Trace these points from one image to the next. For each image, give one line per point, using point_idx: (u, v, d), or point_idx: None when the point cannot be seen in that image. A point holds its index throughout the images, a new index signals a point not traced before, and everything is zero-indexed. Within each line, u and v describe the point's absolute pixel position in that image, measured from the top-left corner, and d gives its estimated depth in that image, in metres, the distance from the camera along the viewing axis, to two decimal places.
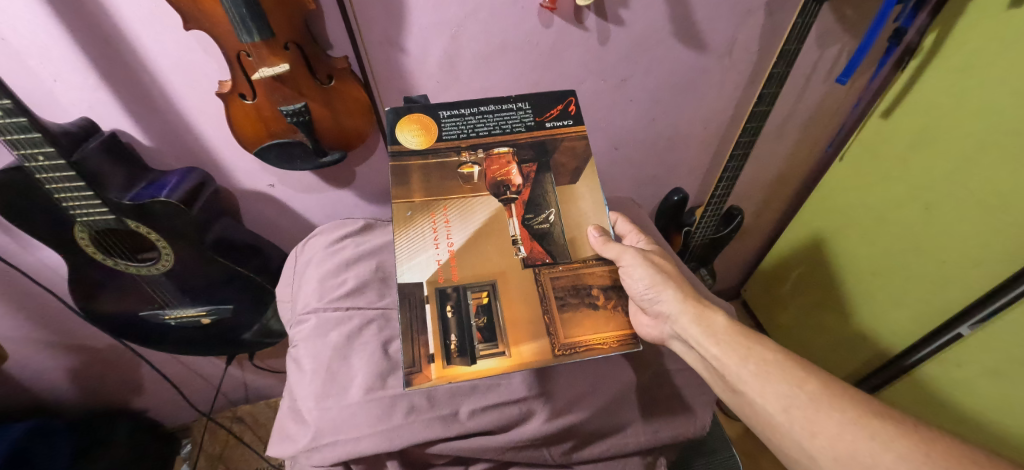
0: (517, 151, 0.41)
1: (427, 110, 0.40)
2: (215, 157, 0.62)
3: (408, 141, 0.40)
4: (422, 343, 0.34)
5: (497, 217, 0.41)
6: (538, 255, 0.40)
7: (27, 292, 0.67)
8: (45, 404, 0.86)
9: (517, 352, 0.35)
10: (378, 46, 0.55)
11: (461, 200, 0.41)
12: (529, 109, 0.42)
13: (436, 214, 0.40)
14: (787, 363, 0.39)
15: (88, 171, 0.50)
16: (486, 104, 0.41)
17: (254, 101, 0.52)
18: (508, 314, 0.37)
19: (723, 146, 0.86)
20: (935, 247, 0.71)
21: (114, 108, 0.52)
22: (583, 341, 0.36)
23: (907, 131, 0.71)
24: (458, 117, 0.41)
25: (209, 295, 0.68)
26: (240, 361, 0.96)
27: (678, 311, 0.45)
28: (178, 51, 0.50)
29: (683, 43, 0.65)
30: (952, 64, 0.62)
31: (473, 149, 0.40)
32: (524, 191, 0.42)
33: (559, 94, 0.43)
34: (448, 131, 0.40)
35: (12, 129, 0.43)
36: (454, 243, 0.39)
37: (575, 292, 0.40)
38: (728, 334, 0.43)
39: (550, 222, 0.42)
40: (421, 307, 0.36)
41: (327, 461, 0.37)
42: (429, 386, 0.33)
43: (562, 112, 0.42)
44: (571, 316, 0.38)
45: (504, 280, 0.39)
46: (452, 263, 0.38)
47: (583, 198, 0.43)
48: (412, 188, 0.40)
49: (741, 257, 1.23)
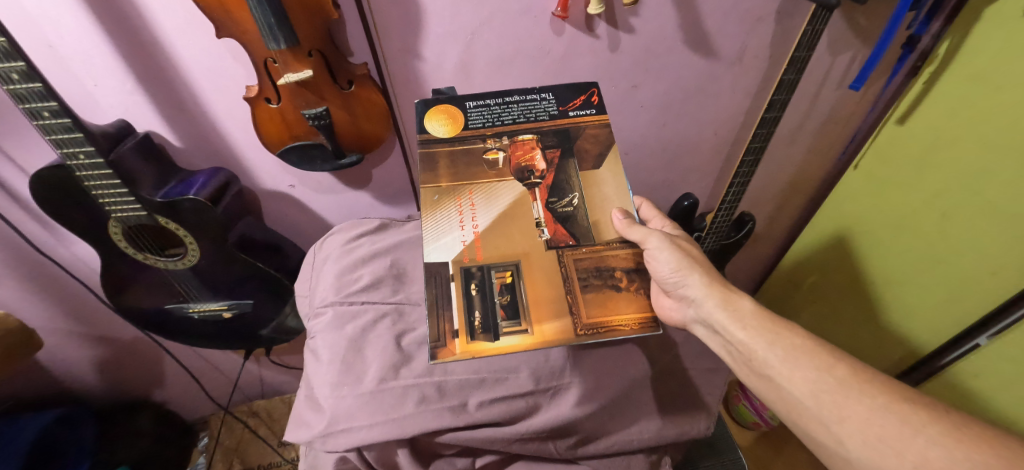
0: (542, 138, 0.44)
1: (454, 102, 0.45)
2: (239, 158, 0.65)
3: (437, 130, 0.44)
4: (446, 319, 0.36)
5: (520, 200, 0.42)
6: (561, 237, 0.42)
7: (62, 284, 0.71)
8: (71, 394, 0.90)
9: (540, 330, 0.37)
10: (397, 51, 0.57)
11: (486, 184, 0.43)
12: (552, 99, 0.45)
13: (462, 198, 0.42)
14: (816, 349, 0.40)
15: (123, 170, 0.53)
16: (511, 95, 0.45)
17: (278, 105, 0.54)
18: (532, 293, 0.39)
19: (734, 151, 0.86)
20: (953, 255, 0.71)
21: (148, 111, 0.56)
22: (613, 322, 0.37)
23: (922, 137, 0.71)
24: (483, 108, 0.45)
25: (230, 291, 0.70)
26: (257, 356, 0.99)
27: (703, 296, 0.46)
28: (209, 58, 0.53)
29: (693, 50, 0.66)
30: (968, 70, 0.62)
31: (498, 137, 0.43)
32: (546, 176, 0.43)
33: (582, 86, 0.46)
34: (475, 120, 0.44)
35: (58, 129, 0.47)
36: (479, 224, 0.41)
37: (597, 273, 0.41)
38: (752, 318, 0.43)
39: (573, 206, 0.43)
40: (447, 285, 0.38)
41: (340, 447, 0.38)
42: (453, 360, 0.34)
43: (585, 102, 0.45)
44: (594, 297, 0.39)
45: (528, 260, 0.40)
46: (477, 243, 0.40)
47: (605, 182, 0.44)
48: (440, 174, 0.43)
49: (753, 264, 1.22)
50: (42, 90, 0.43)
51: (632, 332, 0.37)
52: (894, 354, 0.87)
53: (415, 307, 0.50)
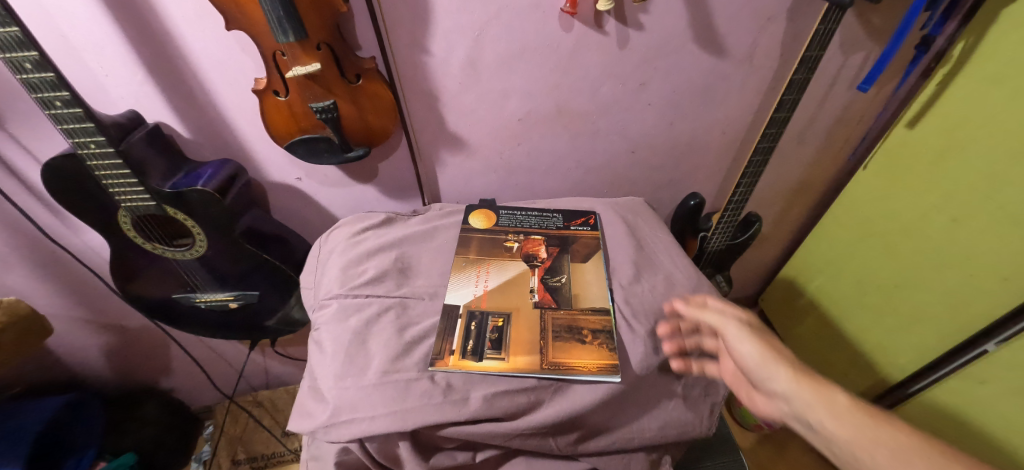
0: (547, 239, 0.59)
1: (489, 205, 0.65)
2: (248, 150, 0.66)
3: (474, 223, 0.62)
4: (447, 341, 0.46)
5: (523, 274, 0.54)
6: (546, 300, 0.51)
7: (72, 272, 0.72)
8: (80, 380, 0.91)
9: (514, 360, 0.44)
10: (406, 46, 0.57)
11: (500, 261, 0.56)
12: (561, 217, 0.64)
13: (481, 267, 0.55)
14: (925, 446, 0.32)
15: (132, 160, 0.53)
16: (533, 208, 0.66)
17: (287, 98, 0.55)
18: (514, 335, 0.47)
19: (742, 151, 0.85)
20: (965, 259, 0.70)
21: (158, 102, 0.56)
22: (570, 363, 0.44)
23: (937, 138, 0.70)
24: (512, 213, 0.65)
25: (237, 281, 0.71)
26: (262, 346, 1.00)
27: (792, 391, 0.39)
28: (219, 50, 0.53)
29: (702, 48, 0.65)
30: (982, 74, 0.61)
31: (517, 234, 0.60)
32: (547, 261, 0.56)
33: (584, 212, 0.64)
34: (504, 220, 0.63)
35: (69, 119, 0.47)
36: (489, 285, 0.53)
37: (569, 328, 0.48)
38: (854, 415, 0.36)
39: (562, 282, 0.53)
40: (454, 320, 0.48)
41: (343, 437, 0.39)
42: (447, 371, 0.43)
43: (584, 221, 0.63)
44: (562, 345, 0.46)
45: (517, 314, 0.49)
46: (484, 296, 0.51)
47: (587, 269, 0.55)
48: (470, 249, 0.58)
49: (758, 265, 1.22)
50: (54, 80, 0.44)
51: (585, 374, 0.43)
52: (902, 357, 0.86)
53: (419, 301, 0.51)
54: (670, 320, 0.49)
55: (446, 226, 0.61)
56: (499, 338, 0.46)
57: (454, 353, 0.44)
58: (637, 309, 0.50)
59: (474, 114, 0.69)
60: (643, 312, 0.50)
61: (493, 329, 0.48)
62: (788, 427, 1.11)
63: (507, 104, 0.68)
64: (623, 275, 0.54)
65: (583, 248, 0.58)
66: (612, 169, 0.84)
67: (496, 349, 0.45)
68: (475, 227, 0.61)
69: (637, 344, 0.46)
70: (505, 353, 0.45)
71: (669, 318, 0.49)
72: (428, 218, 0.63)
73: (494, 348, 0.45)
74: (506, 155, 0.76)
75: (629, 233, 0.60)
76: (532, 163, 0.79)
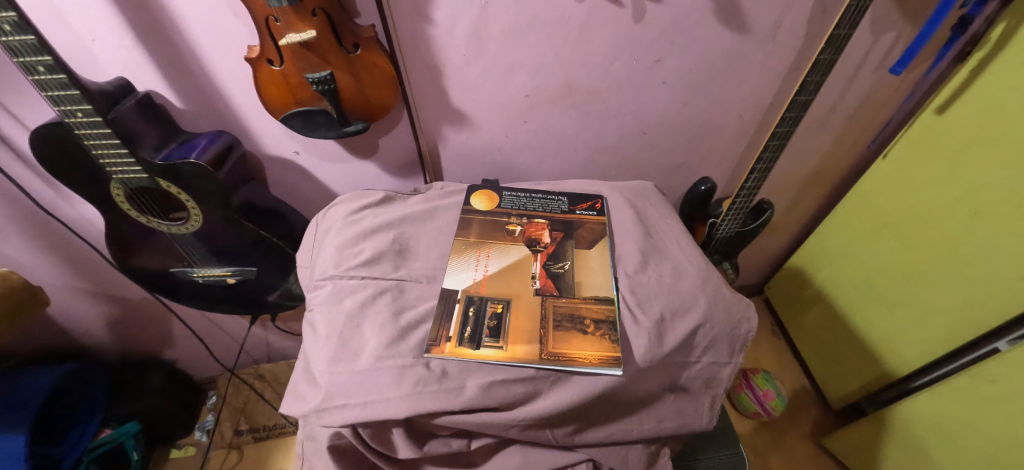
0: (551, 224, 0.57)
1: (491, 186, 0.63)
2: (242, 121, 0.63)
3: (476, 204, 0.60)
4: (445, 327, 0.44)
5: (525, 259, 0.53)
6: (549, 288, 0.49)
7: (68, 244, 0.72)
8: (85, 349, 0.93)
9: (512, 348, 0.43)
10: (406, 14, 0.54)
11: (502, 245, 0.54)
12: (566, 201, 0.61)
13: (481, 251, 0.53)
14: None
15: (122, 129, 0.51)
16: (537, 191, 0.63)
17: (281, 68, 0.51)
18: (513, 323, 0.45)
19: (758, 135, 0.81)
20: (984, 257, 0.68)
21: (148, 69, 0.53)
22: (570, 354, 0.42)
23: (967, 128, 0.66)
24: (514, 195, 0.62)
25: (234, 257, 0.70)
26: (263, 321, 1.01)
27: None
28: (209, 13, 0.49)
29: (724, 24, 0.61)
30: (1019, 60, 0.57)
31: (520, 216, 0.58)
32: (550, 246, 0.54)
33: (590, 196, 0.62)
34: (507, 202, 0.61)
35: (53, 86, 0.45)
36: (489, 269, 0.51)
37: (571, 318, 0.46)
38: None
39: (565, 268, 0.52)
40: (452, 304, 0.47)
41: (335, 423, 0.38)
42: (443, 358, 0.42)
43: (590, 206, 0.61)
44: (562, 334, 0.45)
45: (517, 300, 0.48)
46: (483, 281, 0.49)
47: (592, 257, 0.53)
48: (471, 232, 0.56)
49: (766, 253, 1.19)
50: (35, 44, 0.41)
51: (585, 365, 0.41)
52: (909, 352, 0.85)
53: (416, 284, 0.49)
54: (676, 311, 0.47)
55: (447, 207, 0.59)
56: (498, 326, 0.45)
57: (451, 340, 0.43)
58: (642, 299, 0.48)
59: (479, 89, 0.65)
60: (648, 302, 0.47)
61: (492, 315, 0.46)
62: (784, 416, 1.12)
63: (514, 79, 0.65)
64: (629, 263, 0.52)
65: (588, 233, 0.56)
66: (621, 150, 0.80)
67: (495, 337, 0.44)
68: (476, 208, 0.59)
69: (641, 337, 0.44)
70: (504, 341, 0.43)
71: (674, 310, 0.47)
72: (428, 198, 0.61)
73: (491, 336, 0.44)
74: (512, 132, 0.73)
75: (637, 219, 0.58)
76: (538, 143, 0.76)
